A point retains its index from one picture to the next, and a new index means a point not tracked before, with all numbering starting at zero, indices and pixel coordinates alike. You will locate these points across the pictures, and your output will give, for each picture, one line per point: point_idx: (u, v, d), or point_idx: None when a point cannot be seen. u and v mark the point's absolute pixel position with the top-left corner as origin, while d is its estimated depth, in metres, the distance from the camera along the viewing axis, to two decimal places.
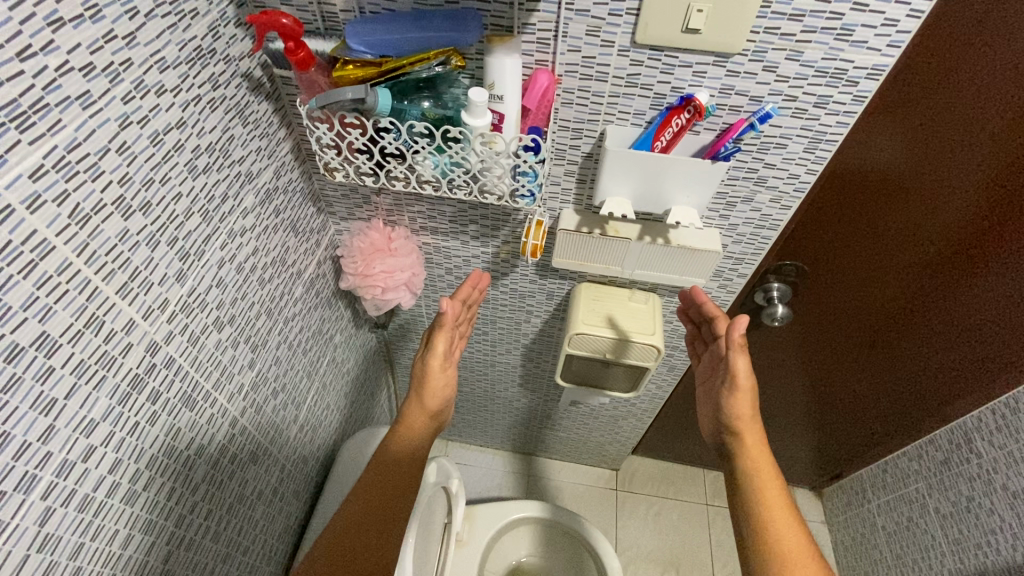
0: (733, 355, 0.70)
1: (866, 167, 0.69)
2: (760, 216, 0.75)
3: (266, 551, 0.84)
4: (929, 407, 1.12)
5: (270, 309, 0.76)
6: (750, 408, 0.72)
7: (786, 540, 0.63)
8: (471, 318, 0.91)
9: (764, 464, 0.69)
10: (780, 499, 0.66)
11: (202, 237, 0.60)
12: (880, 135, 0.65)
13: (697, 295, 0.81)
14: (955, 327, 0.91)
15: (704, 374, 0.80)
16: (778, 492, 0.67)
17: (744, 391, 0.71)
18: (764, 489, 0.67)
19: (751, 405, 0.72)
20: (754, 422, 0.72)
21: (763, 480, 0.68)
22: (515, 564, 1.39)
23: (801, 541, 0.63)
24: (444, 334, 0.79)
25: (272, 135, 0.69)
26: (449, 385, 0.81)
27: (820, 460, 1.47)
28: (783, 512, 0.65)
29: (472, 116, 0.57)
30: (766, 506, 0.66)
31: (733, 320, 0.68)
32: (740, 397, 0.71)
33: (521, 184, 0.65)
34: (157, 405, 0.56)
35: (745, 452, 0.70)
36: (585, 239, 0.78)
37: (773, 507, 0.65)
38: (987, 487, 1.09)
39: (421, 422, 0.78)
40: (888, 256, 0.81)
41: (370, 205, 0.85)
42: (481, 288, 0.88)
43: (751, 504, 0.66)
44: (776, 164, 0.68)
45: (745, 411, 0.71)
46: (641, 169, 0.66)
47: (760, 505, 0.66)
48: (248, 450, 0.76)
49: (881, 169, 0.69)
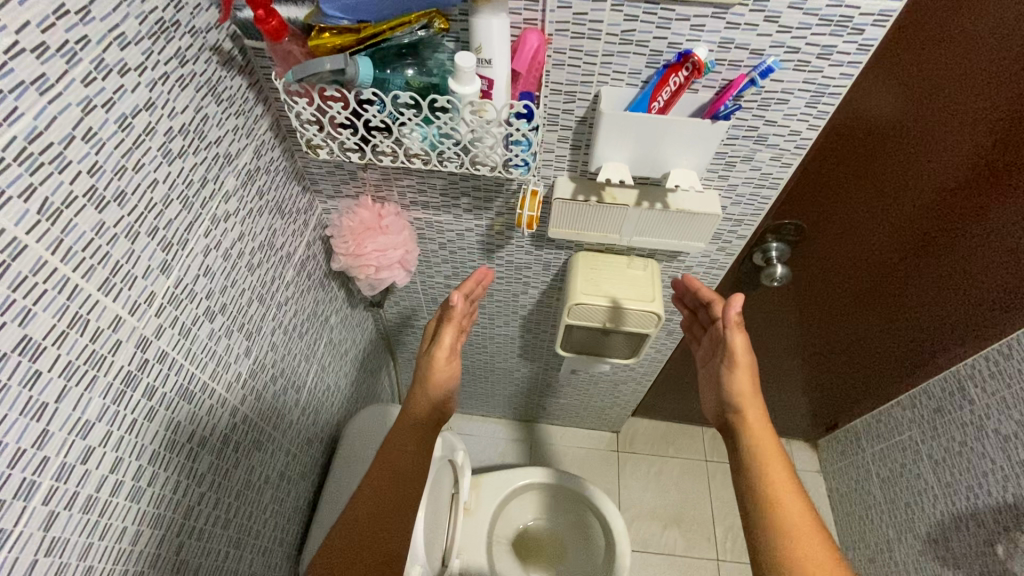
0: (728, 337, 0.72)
1: (870, 127, 0.67)
2: (760, 174, 0.73)
3: (277, 533, 0.85)
4: (922, 358, 1.15)
5: (262, 296, 0.75)
6: (753, 383, 0.73)
7: (790, 514, 0.63)
8: (472, 317, 0.88)
9: (766, 440, 0.69)
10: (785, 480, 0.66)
11: (184, 225, 0.57)
12: (885, 95, 0.63)
13: (691, 284, 0.83)
14: (947, 281, 0.93)
15: (703, 355, 0.80)
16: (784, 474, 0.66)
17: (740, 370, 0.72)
18: (768, 465, 0.67)
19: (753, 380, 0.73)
20: (756, 398, 0.72)
21: (766, 458, 0.68)
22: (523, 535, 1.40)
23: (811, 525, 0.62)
24: (451, 328, 0.80)
25: (248, 113, 0.66)
26: (450, 384, 0.80)
27: (816, 413, 1.50)
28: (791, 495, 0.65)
29: (460, 83, 0.55)
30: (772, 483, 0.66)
31: (728, 300, 0.68)
32: (741, 373, 0.72)
33: (514, 153, 0.62)
34: (154, 400, 0.55)
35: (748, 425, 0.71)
36: (582, 207, 0.76)
37: (777, 483, 0.66)
38: (979, 432, 1.11)
39: (423, 412, 0.76)
40: (885, 214, 0.81)
41: (357, 181, 0.82)
42: (483, 285, 0.86)
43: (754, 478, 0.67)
44: (776, 121, 0.65)
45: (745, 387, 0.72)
46: (638, 132, 0.64)
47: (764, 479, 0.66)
48: (250, 438, 0.75)
49: (886, 129, 0.67)
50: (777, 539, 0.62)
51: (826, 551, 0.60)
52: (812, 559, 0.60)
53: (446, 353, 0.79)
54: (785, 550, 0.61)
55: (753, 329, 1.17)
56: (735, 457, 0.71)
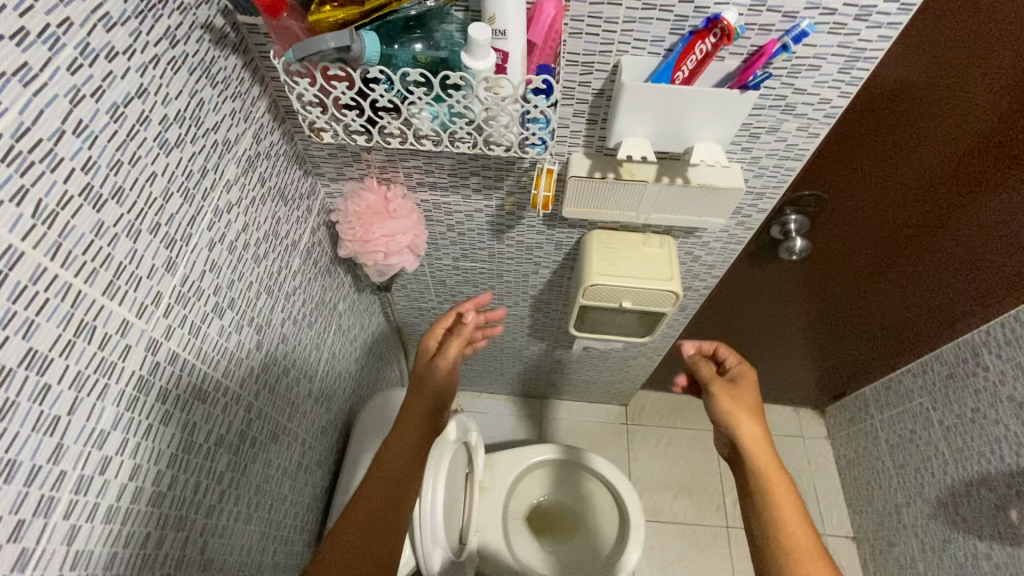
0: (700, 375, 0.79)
1: (902, 91, 0.66)
2: (786, 146, 0.69)
3: (298, 521, 0.85)
4: (933, 325, 1.15)
5: (270, 287, 0.72)
6: (751, 401, 0.74)
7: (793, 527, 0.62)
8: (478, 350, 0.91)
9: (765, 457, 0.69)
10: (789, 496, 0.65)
11: (186, 220, 0.54)
12: (918, 58, 0.62)
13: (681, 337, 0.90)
14: (963, 248, 0.93)
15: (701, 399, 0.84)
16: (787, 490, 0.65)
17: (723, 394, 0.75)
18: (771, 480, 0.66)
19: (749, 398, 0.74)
20: (756, 416, 0.72)
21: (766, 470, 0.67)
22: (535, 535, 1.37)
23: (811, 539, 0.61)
24: (457, 341, 0.83)
25: (245, 95, 0.62)
26: (449, 390, 0.83)
27: (824, 381, 1.50)
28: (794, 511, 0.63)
29: (473, 58, 0.51)
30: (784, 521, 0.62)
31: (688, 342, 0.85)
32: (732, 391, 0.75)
33: (531, 132, 0.59)
34: (168, 404, 0.53)
35: (753, 453, 0.69)
36: (599, 184, 0.73)
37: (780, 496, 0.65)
38: (992, 398, 1.12)
39: (420, 416, 0.80)
40: (904, 177, 0.81)
41: (361, 163, 0.78)
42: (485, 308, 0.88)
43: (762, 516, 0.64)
44: (806, 89, 0.61)
45: (736, 407, 0.73)
46: (660, 105, 0.60)
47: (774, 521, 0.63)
48: (267, 431, 0.74)
49: (917, 93, 0.66)
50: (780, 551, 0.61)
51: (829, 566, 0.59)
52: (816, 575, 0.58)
53: (449, 366, 0.82)
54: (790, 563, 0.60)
55: (767, 295, 1.15)
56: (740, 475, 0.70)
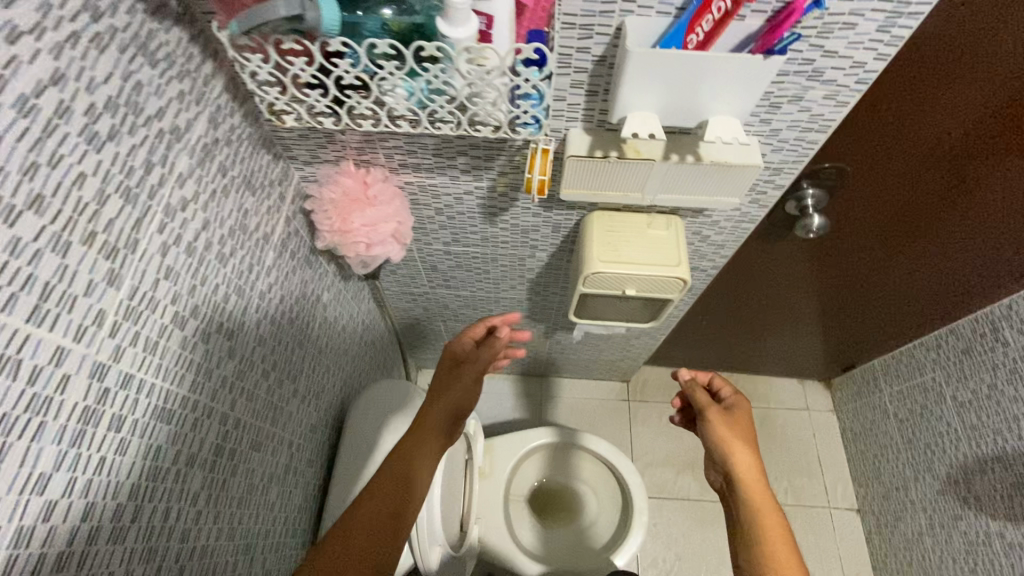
0: (697, 401, 0.83)
1: (944, 53, 0.62)
2: (810, 116, 0.62)
3: (289, 526, 0.81)
4: (956, 296, 1.12)
5: (241, 287, 0.66)
6: (745, 431, 0.77)
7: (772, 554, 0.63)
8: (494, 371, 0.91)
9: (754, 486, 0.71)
10: (774, 525, 0.66)
11: (131, 224, 0.48)
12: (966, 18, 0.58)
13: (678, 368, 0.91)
14: (991, 214, 0.89)
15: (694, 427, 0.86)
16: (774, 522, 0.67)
17: (719, 423, 0.78)
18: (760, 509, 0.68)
19: (744, 428, 0.78)
20: (750, 445, 0.76)
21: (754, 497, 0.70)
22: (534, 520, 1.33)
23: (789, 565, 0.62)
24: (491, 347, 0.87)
25: (195, 74, 0.55)
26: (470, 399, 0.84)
27: (833, 354, 1.46)
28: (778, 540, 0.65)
29: (451, 25, 0.43)
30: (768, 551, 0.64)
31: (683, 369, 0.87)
32: (727, 420, 0.79)
33: (522, 109, 0.51)
34: (125, 431, 0.48)
35: (745, 481, 0.72)
36: (600, 164, 0.65)
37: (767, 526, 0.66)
38: (1011, 374, 1.07)
39: (441, 418, 0.80)
40: (938, 144, 0.77)
41: (335, 144, 0.70)
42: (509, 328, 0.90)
43: (750, 544, 0.65)
44: (838, 51, 0.53)
45: (730, 435, 0.76)
46: (669, 76, 0.52)
47: (761, 542, 0.65)
48: (248, 440, 0.69)
49: (962, 55, 0.62)
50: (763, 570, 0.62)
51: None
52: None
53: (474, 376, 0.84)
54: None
55: (779, 265, 1.09)
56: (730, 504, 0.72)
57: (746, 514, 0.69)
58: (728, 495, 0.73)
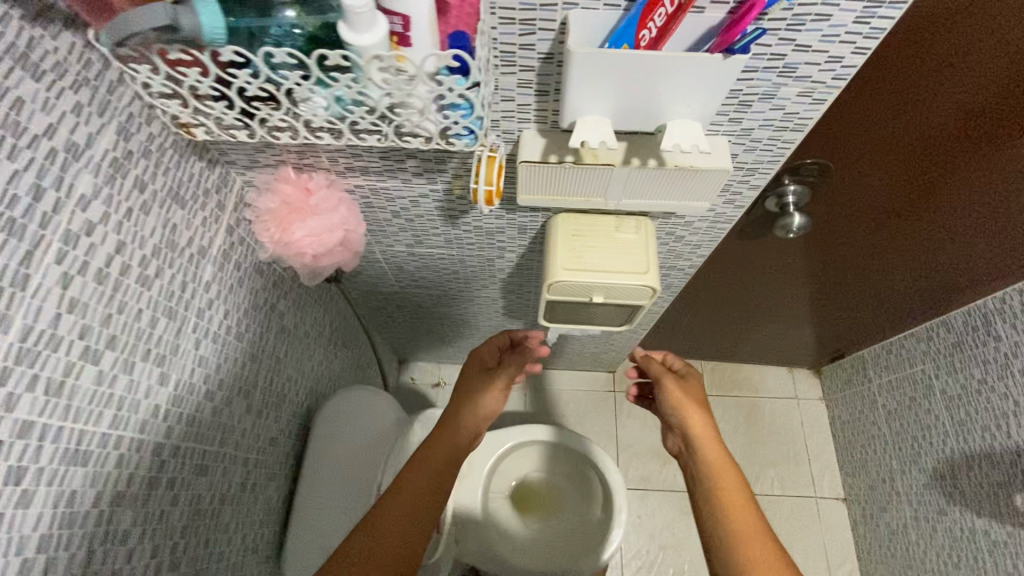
0: (653, 372, 0.84)
1: (954, 32, 0.54)
2: (784, 115, 0.56)
3: (249, 542, 0.79)
4: (943, 288, 1.08)
5: (173, 308, 0.61)
6: (699, 397, 0.80)
7: (734, 509, 0.68)
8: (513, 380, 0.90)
9: (713, 448, 0.75)
10: (733, 483, 0.70)
11: (19, 259, 0.43)
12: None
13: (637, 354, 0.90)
14: (966, 211, 0.85)
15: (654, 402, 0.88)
16: (733, 481, 0.71)
17: (675, 389, 0.81)
18: (719, 470, 0.72)
19: (697, 394, 0.81)
20: (705, 411, 0.79)
21: (713, 460, 0.73)
22: (523, 514, 1.32)
23: (751, 518, 0.67)
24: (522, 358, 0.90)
25: (96, 81, 0.49)
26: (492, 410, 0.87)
27: (822, 344, 1.42)
28: (738, 496, 0.69)
29: (353, 33, 0.38)
30: (731, 508, 0.68)
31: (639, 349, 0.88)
32: (681, 388, 0.81)
33: (451, 120, 0.45)
34: (26, 482, 0.44)
35: (704, 445, 0.75)
36: (556, 170, 0.60)
37: (727, 485, 0.70)
38: (1001, 370, 1.04)
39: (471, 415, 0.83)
40: (912, 146, 0.72)
41: (272, 150, 0.65)
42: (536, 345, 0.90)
43: (713, 501, 0.69)
44: (811, 45, 0.47)
45: (687, 402, 0.79)
46: (620, 77, 0.47)
47: (722, 500, 0.69)
48: (192, 465, 0.66)
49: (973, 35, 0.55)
50: (730, 528, 0.66)
51: (766, 542, 0.64)
52: (755, 551, 0.63)
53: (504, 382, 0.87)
54: (738, 542, 0.64)
55: (763, 260, 1.04)
56: (689, 468, 0.76)
57: (706, 475, 0.72)
58: (688, 458, 0.77)
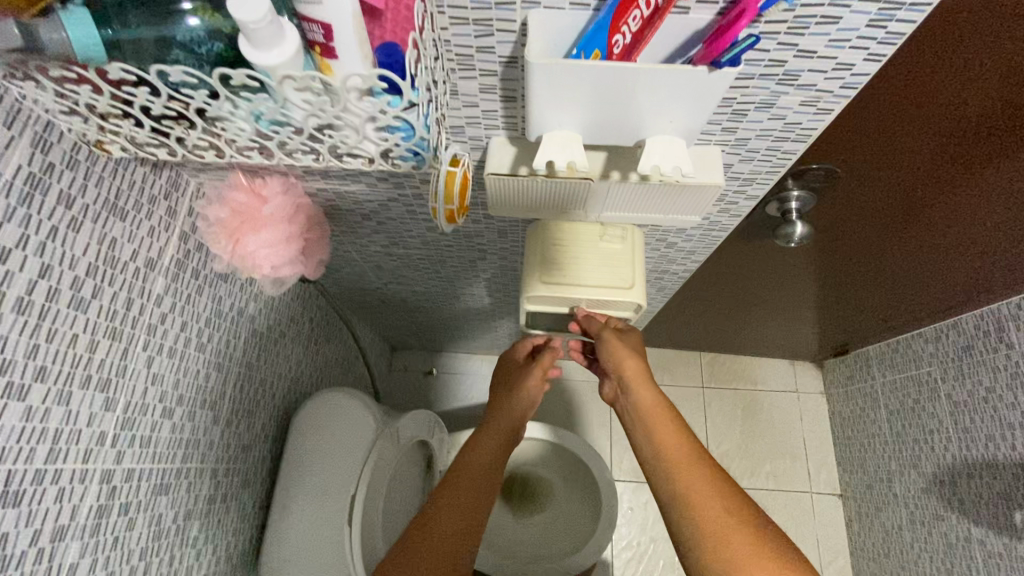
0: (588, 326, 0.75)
1: (973, 63, 0.47)
2: (784, 125, 0.49)
3: (217, 553, 0.78)
4: (961, 293, 0.99)
5: (117, 328, 0.57)
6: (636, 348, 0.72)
7: (672, 451, 0.61)
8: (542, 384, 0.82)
9: (648, 394, 0.67)
10: (671, 426, 0.63)
11: None
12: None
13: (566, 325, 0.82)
14: (954, 236, 0.79)
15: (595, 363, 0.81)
16: (671, 424, 0.64)
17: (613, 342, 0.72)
18: (657, 414, 0.65)
19: (637, 346, 0.73)
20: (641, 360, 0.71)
21: (649, 408, 0.66)
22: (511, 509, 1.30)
23: (694, 456, 0.60)
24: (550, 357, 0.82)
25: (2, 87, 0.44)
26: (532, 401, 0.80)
27: (826, 340, 1.36)
28: (677, 437, 0.62)
29: (259, 50, 0.32)
30: (671, 453, 0.61)
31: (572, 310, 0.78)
32: (624, 339, 0.73)
33: (389, 143, 0.39)
34: None
35: (639, 392, 0.68)
36: (526, 182, 0.54)
37: (664, 428, 0.63)
38: (1011, 379, 0.98)
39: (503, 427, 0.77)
40: (901, 174, 0.65)
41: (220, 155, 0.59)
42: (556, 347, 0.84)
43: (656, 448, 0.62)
44: (817, 50, 0.40)
45: (623, 353, 0.71)
46: (585, 90, 0.41)
47: (663, 447, 0.62)
48: (147, 487, 0.63)
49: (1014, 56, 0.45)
50: (674, 471, 0.59)
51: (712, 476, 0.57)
52: (699, 489, 0.57)
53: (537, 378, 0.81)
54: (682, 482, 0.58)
55: (766, 265, 0.97)
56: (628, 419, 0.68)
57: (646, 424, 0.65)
58: (626, 410, 0.69)
